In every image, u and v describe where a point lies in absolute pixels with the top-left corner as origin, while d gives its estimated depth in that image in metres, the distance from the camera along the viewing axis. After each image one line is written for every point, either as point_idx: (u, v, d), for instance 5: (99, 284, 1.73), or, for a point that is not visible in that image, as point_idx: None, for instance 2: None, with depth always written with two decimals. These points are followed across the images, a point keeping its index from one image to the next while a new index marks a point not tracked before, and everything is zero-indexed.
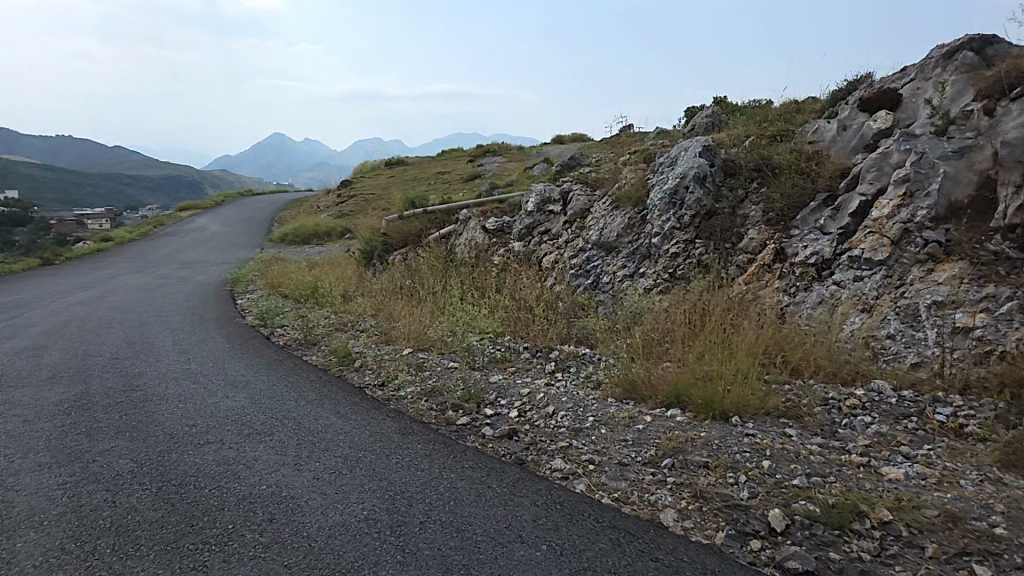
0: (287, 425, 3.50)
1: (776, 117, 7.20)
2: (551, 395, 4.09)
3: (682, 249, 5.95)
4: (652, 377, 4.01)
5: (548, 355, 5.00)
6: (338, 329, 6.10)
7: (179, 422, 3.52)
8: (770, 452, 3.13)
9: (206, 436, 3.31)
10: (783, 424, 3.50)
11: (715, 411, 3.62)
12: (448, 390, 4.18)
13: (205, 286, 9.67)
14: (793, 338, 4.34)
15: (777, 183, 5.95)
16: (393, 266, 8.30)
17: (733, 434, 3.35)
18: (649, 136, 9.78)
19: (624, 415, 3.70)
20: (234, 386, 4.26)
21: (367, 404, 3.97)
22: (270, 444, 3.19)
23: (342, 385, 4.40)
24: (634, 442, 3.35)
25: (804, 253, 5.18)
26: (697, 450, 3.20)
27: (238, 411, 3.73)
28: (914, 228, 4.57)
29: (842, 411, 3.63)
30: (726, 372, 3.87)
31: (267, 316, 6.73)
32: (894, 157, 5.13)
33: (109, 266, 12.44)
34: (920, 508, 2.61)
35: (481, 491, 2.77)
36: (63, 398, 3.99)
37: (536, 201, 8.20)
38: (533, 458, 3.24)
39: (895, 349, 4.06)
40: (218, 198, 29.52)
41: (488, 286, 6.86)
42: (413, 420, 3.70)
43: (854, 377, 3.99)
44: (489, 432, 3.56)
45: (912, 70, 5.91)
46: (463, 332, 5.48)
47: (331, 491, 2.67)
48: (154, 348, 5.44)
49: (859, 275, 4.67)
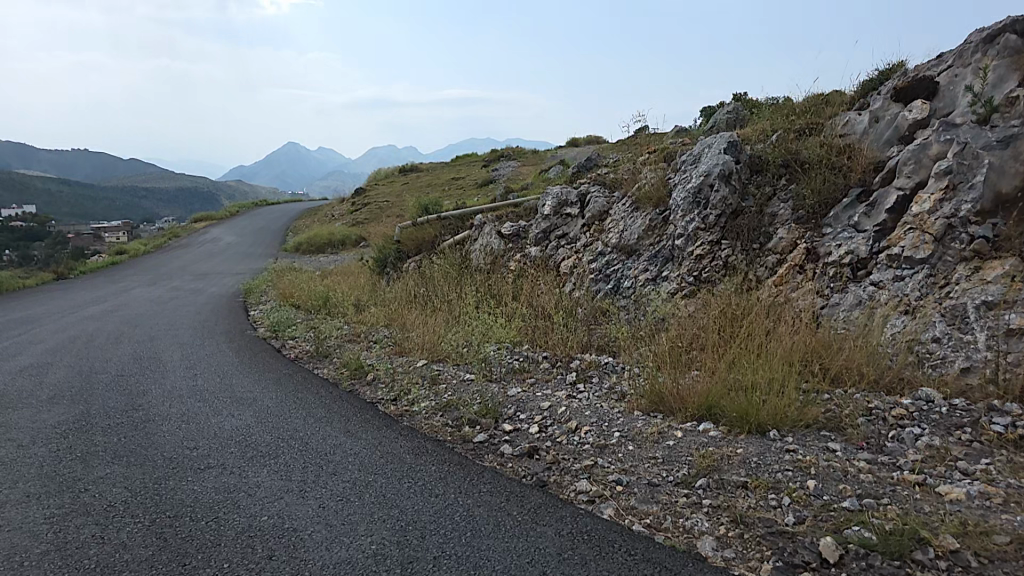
0: (293, 446, 3.34)
1: (803, 110, 6.94)
2: (572, 409, 3.87)
3: (708, 250, 5.71)
4: (680, 388, 3.77)
5: (568, 365, 4.79)
6: (352, 340, 5.97)
7: (179, 445, 3.38)
8: (814, 471, 2.86)
9: (206, 460, 3.15)
10: (826, 438, 3.25)
11: (751, 425, 3.37)
12: (463, 404, 3.99)
13: (218, 298, 9.67)
14: (830, 344, 4.08)
15: (806, 179, 5.71)
16: (407, 274, 8.16)
17: (772, 450, 3.10)
18: (668, 136, 9.58)
19: (653, 429, 3.47)
20: (240, 403, 4.12)
21: (378, 422, 3.79)
22: (274, 469, 3.03)
23: (353, 401, 4.23)
24: (664, 460, 3.13)
25: (838, 252, 4.94)
26: (734, 468, 2.96)
27: (243, 431, 3.58)
28: (959, 223, 4.28)
29: (888, 421, 3.36)
30: (762, 382, 3.62)
31: (279, 327, 6.64)
32: (933, 148, 4.85)
33: (123, 279, 12.54)
34: (989, 534, 2.28)
35: (499, 519, 2.57)
36: (61, 419, 3.88)
37: (553, 204, 8.01)
38: (556, 479, 3.02)
39: (941, 353, 3.78)
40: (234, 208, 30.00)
41: (505, 294, 6.70)
42: (426, 439, 3.51)
43: (898, 386, 3.72)
44: (508, 450, 3.36)
45: (948, 57, 5.59)
46: (479, 342, 5.30)
47: (338, 522, 2.49)
48: (161, 364, 5.34)
49: (900, 275, 4.41)
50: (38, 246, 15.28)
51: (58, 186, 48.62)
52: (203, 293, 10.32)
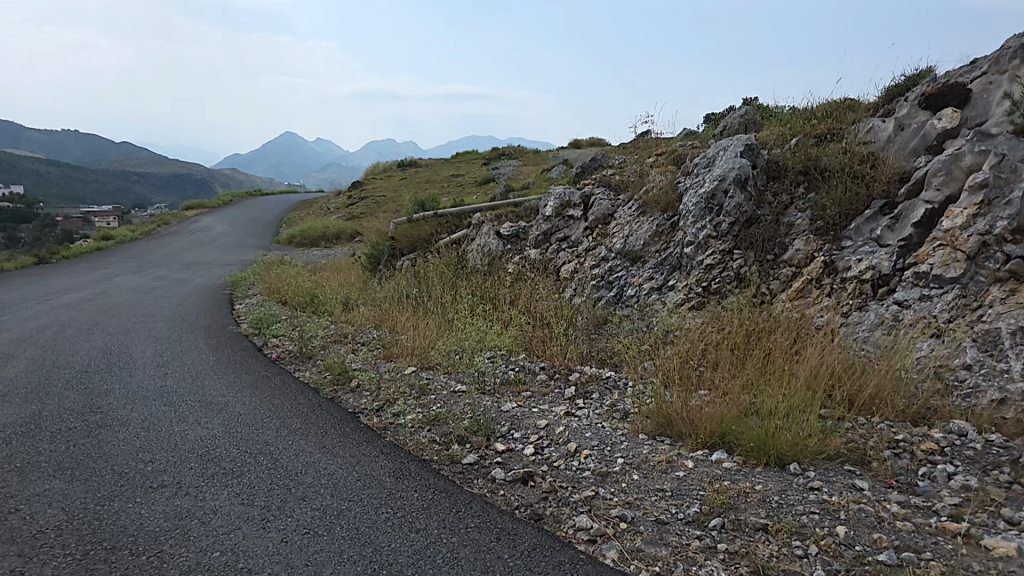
0: (260, 463, 2.99)
1: (824, 116, 6.72)
2: (571, 429, 3.54)
3: (719, 260, 5.41)
4: (690, 410, 3.46)
5: (566, 378, 4.48)
6: (337, 341, 5.62)
7: (133, 457, 3.03)
8: (844, 516, 2.55)
9: (159, 477, 2.80)
10: (850, 474, 2.97)
11: (769, 456, 3.06)
12: (453, 419, 3.68)
13: (201, 290, 9.27)
14: (852, 367, 3.79)
15: (826, 188, 5.48)
16: (399, 273, 7.81)
17: (793, 488, 2.78)
18: (676, 138, 9.32)
19: (660, 457, 3.14)
20: (208, 410, 3.77)
21: (359, 436, 3.44)
22: (234, 491, 2.68)
23: (333, 411, 3.88)
24: (673, 494, 2.81)
25: (858, 267, 4.71)
26: (752, 507, 2.64)
27: (206, 443, 3.23)
28: (994, 241, 4.04)
29: (916, 457, 3.10)
30: (780, 407, 3.32)
31: (262, 324, 6.28)
32: (966, 159, 4.62)
33: (104, 266, 12.10)
34: None
35: (487, 564, 2.24)
36: (6, 422, 3.52)
37: (555, 205, 7.68)
38: (552, 512, 2.70)
39: (972, 382, 3.53)
40: (227, 196, 29.43)
41: (501, 297, 6.38)
42: (410, 458, 3.17)
43: (926, 417, 3.45)
44: (500, 474, 3.05)
45: (983, 63, 5.42)
46: (472, 349, 4.97)
47: (300, 562, 2.16)
48: (131, 361, 4.98)
49: (927, 294, 4.17)
50: (24, 228, 14.83)
51: (50, 167, 47.65)
52: (187, 284, 9.92)
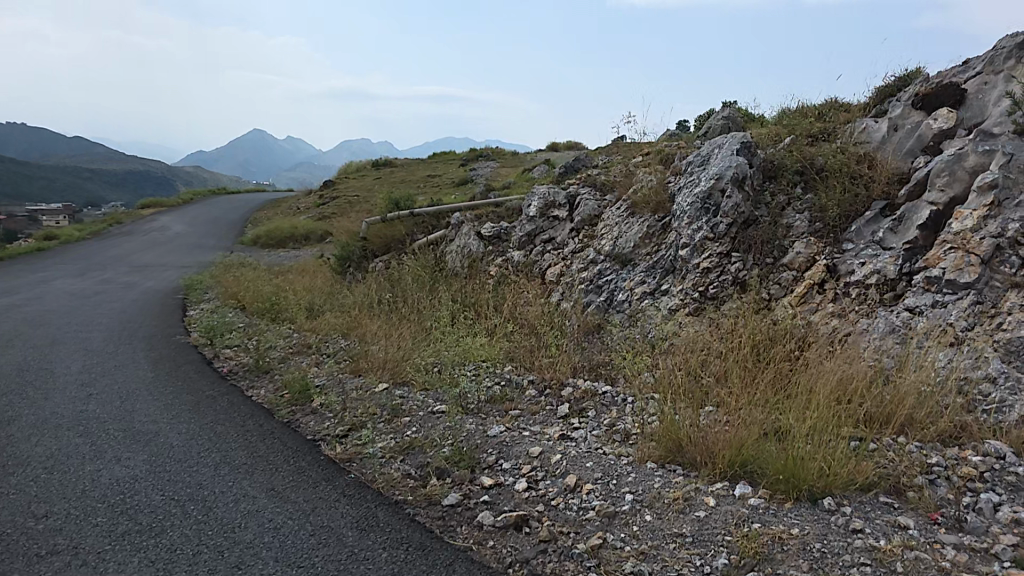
0: (188, 516, 2.41)
1: (814, 117, 6.50)
2: (569, 458, 3.05)
3: (717, 263, 5.03)
4: (703, 434, 3.01)
5: (558, 394, 4.01)
6: (299, 354, 5.01)
7: (20, 513, 2.38)
8: (900, 569, 2.15)
9: (50, 541, 2.19)
10: (889, 507, 2.59)
11: (800, 489, 2.64)
12: (429, 447, 3.16)
13: (150, 294, 8.40)
14: (873, 379, 3.42)
15: (825, 188, 5.20)
16: (371, 276, 7.21)
17: (834, 532, 2.37)
18: (662, 138, 9.04)
19: (675, 493, 2.67)
20: (134, 442, 3.13)
21: (317, 474, 2.87)
22: (148, 559, 2.11)
23: (287, 440, 3.28)
24: (694, 540, 2.36)
25: (864, 271, 4.41)
26: (790, 558, 2.22)
27: (122, 488, 2.62)
28: (1007, 244, 3.80)
29: (953, 484, 2.75)
30: (807, 430, 2.92)
31: (213, 335, 5.58)
32: (970, 159, 4.40)
33: (41, 268, 10.94)
34: None
35: None
36: None
37: (539, 205, 7.23)
38: (552, 571, 2.22)
39: (998, 396, 3.23)
40: (191, 195, 27.90)
41: (484, 301, 5.88)
42: (377, 503, 2.62)
43: (956, 435, 3.11)
44: (487, 518, 2.54)
45: (975, 64, 5.28)
46: (453, 362, 4.45)
47: None
48: (47, 379, 4.24)
49: (940, 301, 3.87)
50: None
51: None
52: (135, 288, 9.01)
